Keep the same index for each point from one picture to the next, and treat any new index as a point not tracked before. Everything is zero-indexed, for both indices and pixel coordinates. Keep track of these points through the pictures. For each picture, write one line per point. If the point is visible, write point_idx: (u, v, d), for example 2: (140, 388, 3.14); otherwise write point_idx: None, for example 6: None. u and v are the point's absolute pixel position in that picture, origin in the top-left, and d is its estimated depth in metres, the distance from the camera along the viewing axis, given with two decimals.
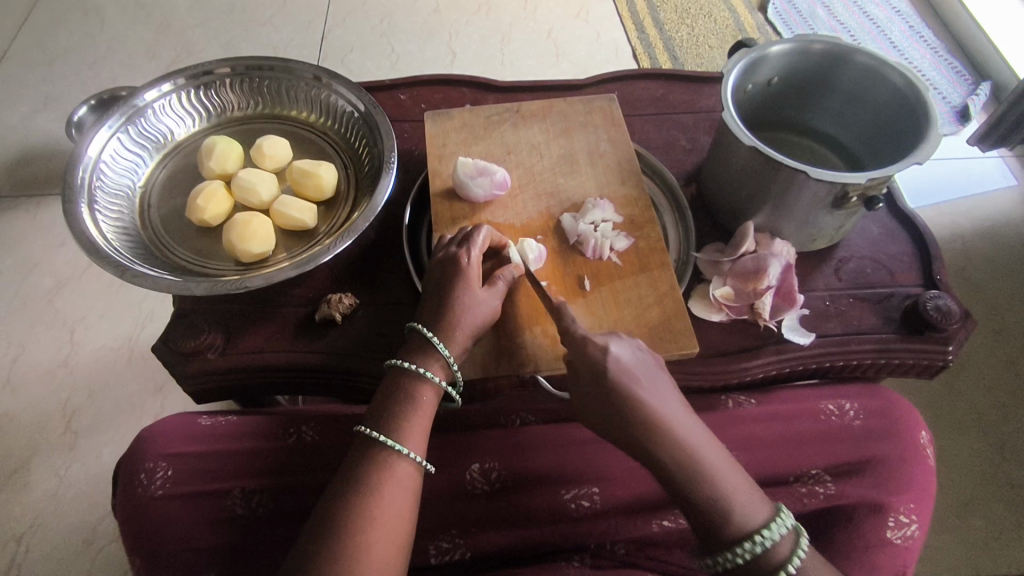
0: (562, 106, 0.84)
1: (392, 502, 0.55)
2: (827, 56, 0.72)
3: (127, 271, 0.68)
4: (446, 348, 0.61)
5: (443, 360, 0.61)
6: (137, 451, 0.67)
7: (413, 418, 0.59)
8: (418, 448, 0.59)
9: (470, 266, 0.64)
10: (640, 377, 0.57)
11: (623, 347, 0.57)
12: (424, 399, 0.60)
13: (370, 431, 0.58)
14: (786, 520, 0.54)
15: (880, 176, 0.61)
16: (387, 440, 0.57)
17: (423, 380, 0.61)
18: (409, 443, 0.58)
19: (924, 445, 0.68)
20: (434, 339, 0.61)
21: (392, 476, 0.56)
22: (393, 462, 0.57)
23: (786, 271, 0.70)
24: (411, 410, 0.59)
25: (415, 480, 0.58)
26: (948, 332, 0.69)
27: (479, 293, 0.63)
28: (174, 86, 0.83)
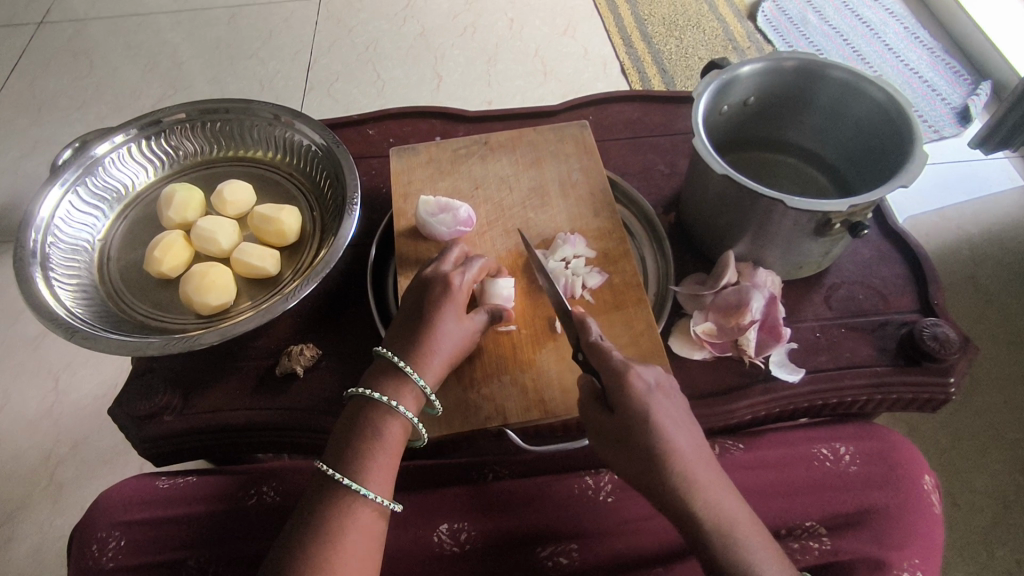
0: (532, 135, 0.80)
1: (354, 554, 0.51)
2: (801, 74, 0.68)
3: (78, 332, 0.65)
4: (421, 378, 0.57)
5: (419, 389, 0.57)
6: (91, 518, 0.65)
7: (377, 457, 0.54)
8: (382, 489, 0.54)
9: (461, 288, 0.61)
10: (679, 422, 0.53)
11: (662, 396, 0.54)
12: (390, 434, 0.55)
13: (330, 470, 0.54)
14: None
15: (861, 203, 0.57)
16: (347, 481, 0.53)
17: (393, 413, 0.56)
18: (371, 484, 0.53)
19: (926, 491, 0.64)
20: (408, 369, 0.57)
21: (354, 524, 0.52)
22: (354, 506, 0.52)
23: (769, 303, 0.66)
24: (374, 447, 0.55)
25: (379, 523, 0.54)
26: (948, 362, 0.65)
27: (462, 320, 0.60)
28: (128, 137, 0.81)
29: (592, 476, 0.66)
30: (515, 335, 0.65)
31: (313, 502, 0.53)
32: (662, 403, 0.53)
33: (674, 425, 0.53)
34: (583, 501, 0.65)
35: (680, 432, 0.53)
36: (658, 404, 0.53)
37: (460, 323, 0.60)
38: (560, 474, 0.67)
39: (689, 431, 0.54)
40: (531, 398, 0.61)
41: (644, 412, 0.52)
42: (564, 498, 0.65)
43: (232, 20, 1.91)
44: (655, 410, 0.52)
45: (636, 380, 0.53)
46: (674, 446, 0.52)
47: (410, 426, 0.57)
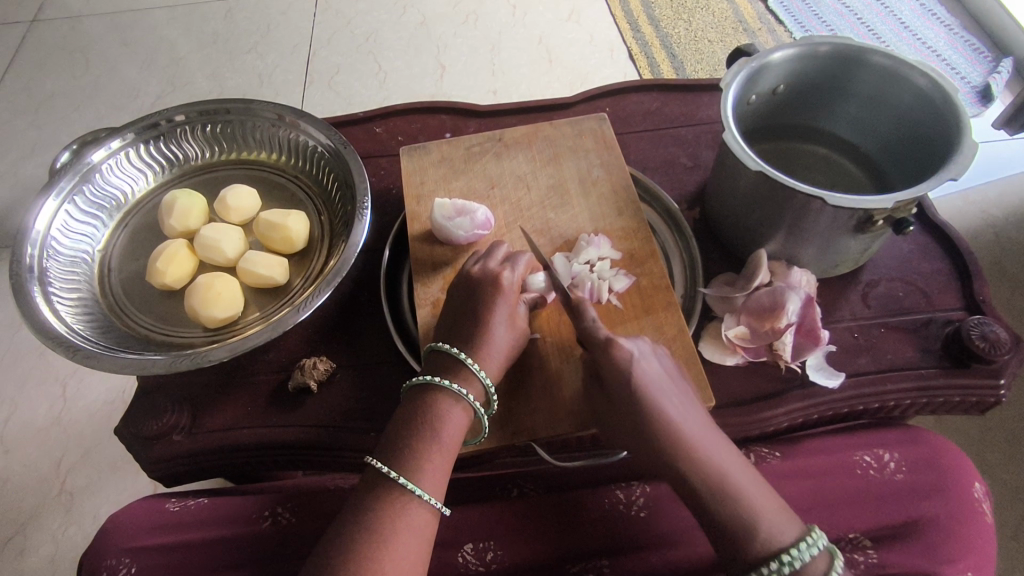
0: (548, 130, 0.76)
1: (404, 557, 0.47)
2: (837, 59, 0.64)
3: (80, 350, 0.63)
4: (487, 377, 0.55)
5: (482, 385, 0.55)
6: (100, 546, 0.63)
7: (433, 456, 0.51)
8: (436, 491, 0.51)
9: (511, 286, 0.58)
10: (665, 387, 0.52)
11: (645, 359, 0.52)
12: (447, 434, 0.52)
13: (384, 468, 0.51)
14: (817, 541, 0.47)
15: (908, 198, 0.53)
16: (402, 480, 0.50)
17: (452, 408, 0.53)
18: (426, 483, 0.50)
19: (977, 500, 0.61)
20: (473, 365, 0.54)
21: (406, 526, 0.49)
22: (408, 507, 0.49)
23: (806, 305, 0.62)
24: (432, 443, 0.52)
25: (430, 527, 0.50)
26: (998, 364, 0.61)
27: (514, 321, 0.57)
28: (124, 142, 0.77)
29: (623, 490, 0.63)
30: (540, 344, 0.62)
31: (362, 500, 0.50)
32: (647, 369, 0.52)
33: (660, 390, 0.52)
34: (614, 517, 0.62)
35: (667, 394, 0.52)
36: (641, 370, 0.52)
37: (511, 324, 0.57)
38: (589, 488, 0.64)
39: (680, 396, 0.52)
40: (560, 412, 0.58)
41: (626, 379, 0.51)
42: (593, 514, 0.62)
43: (229, 14, 1.86)
44: (638, 377, 0.51)
45: (618, 349, 0.52)
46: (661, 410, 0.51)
47: (469, 423, 0.55)
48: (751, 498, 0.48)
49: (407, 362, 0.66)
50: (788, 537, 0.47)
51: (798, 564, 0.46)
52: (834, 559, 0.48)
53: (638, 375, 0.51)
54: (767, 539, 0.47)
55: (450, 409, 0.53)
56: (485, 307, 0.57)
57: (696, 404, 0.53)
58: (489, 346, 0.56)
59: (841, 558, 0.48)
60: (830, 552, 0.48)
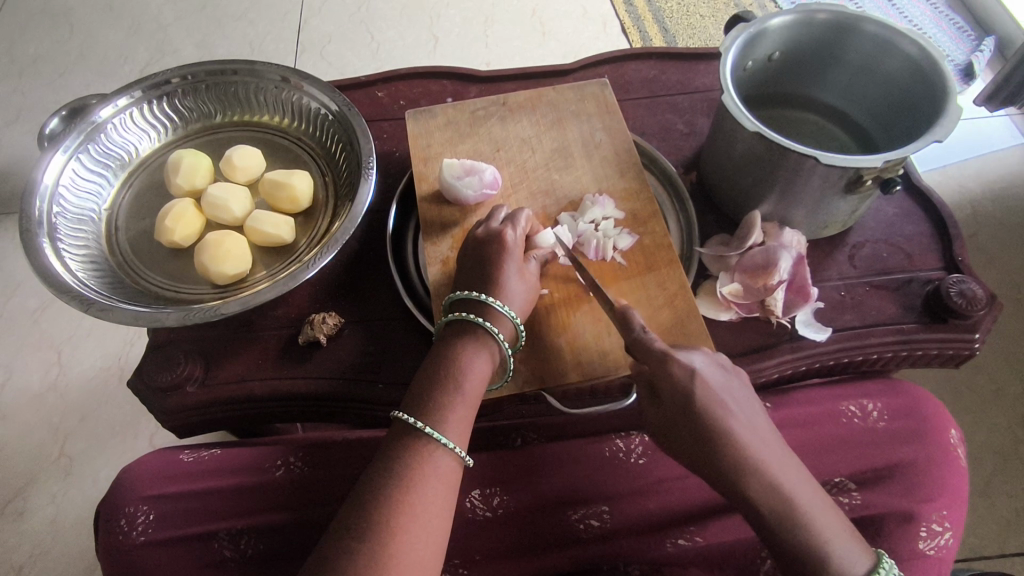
0: (551, 94, 0.78)
1: (433, 500, 0.50)
2: (832, 27, 0.66)
3: (94, 304, 0.64)
4: (512, 311, 0.58)
5: (511, 323, 0.58)
6: (117, 495, 0.65)
7: (455, 408, 0.54)
8: (460, 440, 0.53)
9: (515, 243, 0.61)
10: (732, 404, 0.53)
11: (708, 369, 0.54)
12: (469, 386, 0.55)
13: (411, 420, 0.53)
14: (889, 571, 0.50)
15: (897, 158, 0.56)
16: (428, 430, 0.52)
17: (471, 361, 0.56)
18: (450, 433, 0.53)
19: (952, 445, 0.65)
20: (492, 300, 0.58)
21: (433, 473, 0.51)
22: (433, 454, 0.52)
23: (796, 263, 0.66)
24: (456, 394, 0.54)
25: (455, 474, 0.53)
26: (974, 318, 0.65)
27: (522, 274, 0.60)
28: (129, 101, 0.77)
29: (622, 439, 0.67)
30: (546, 300, 0.64)
31: (390, 448, 0.53)
32: (711, 383, 0.53)
33: (726, 405, 0.53)
34: (614, 465, 0.65)
35: (735, 410, 0.53)
36: (705, 388, 0.53)
37: (521, 277, 0.60)
38: (590, 437, 0.67)
39: (745, 411, 0.53)
40: (566, 361, 0.61)
41: (692, 396, 0.52)
42: (595, 462, 0.65)
43: None
44: (703, 392, 0.52)
45: (680, 365, 0.53)
46: (730, 430, 0.52)
47: (489, 375, 0.57)
48: (821, 521, 0.50)
49: (414, 318, 0.68)
50: (859, 567, 0.49)
51: None
52: None
53: (702, 391, 0.52)
54: (839, 567, 0.49)
55: (473, 361, 0.56)
56: (496, 265, 0.59)
57: (761, 421, 0.54)
58: (504, 294, 0.59)
59: None
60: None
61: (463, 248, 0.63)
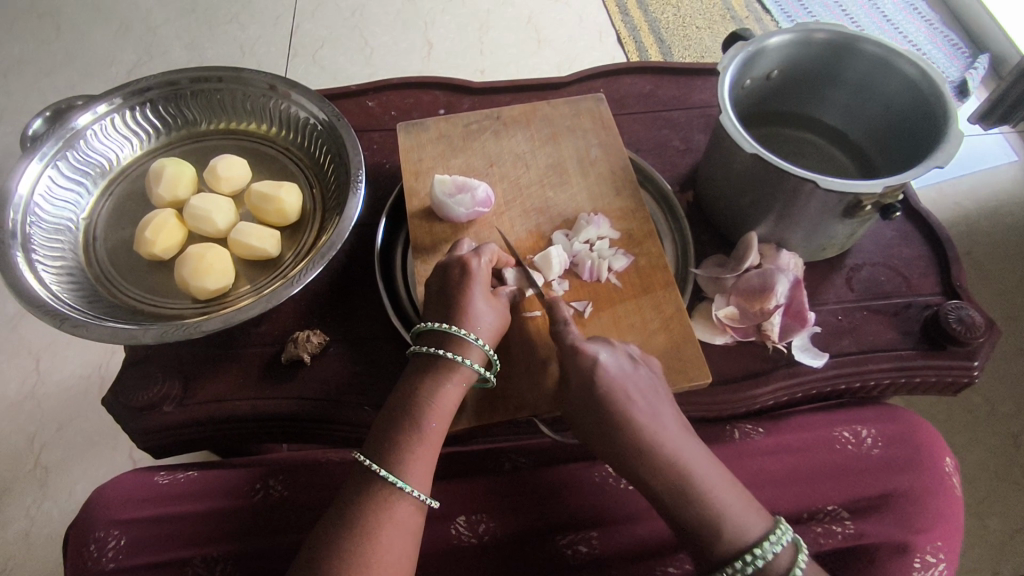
0: (546, 109, 0.76)
1: (390, 548, 0.49)
2: (832, 47, 0.65)
3: (67, 319, 0.61)
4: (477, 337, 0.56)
5: (480, 350, 0.56)
6: (88, 518, 0.62)
7: (417, 450, 0.52)
8: (422, 484, 0.52)
9: (480, 272, 0.59)
10: (631, 390, 0.54)
11: (611, 355, 0.55)
12: (432, 425, 0.54)
13: (371, 465, 0.52)
14: (782, 536, 0.50)
15: (897, 183, 0.55)
16: (390, 477, 0.51)
17: (439, 398, 0.54)
18: (410, 477, 0.52)
19: (947, 475, 0.64)
20: (457, 331, 0.56)
21: (392, 521, 0.50)
22: (392, 501, 0.51)
23: (794, 287, 0.64)
24: (417, 436, 0.53)
25: (417, 519, 0.52)
26: (972, 345, 0.64)
27: (492, 303, 0.58)
28: (111, 107, 0.75)
29: None
30: (538, 322, 0.63)
31: (348, 495, 0.51)
32: (614, 373, 0.54)
33: (626, 392, 0.54)
34: (602, 491, 0.63)
35: (629, 394, 0.53)
36: (608, 374, 0.54)
37: (489, 303, 0.58)
38: (578, 462, 0.65)
39: (646, 395, 0.54)
40: (558, 387, 0.60)
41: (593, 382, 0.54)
42: (582, 486, 0.64)
43: None
44: (602, 378, 0.54)
45: (584, 354, 0.54)
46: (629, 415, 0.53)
47: (453, 410, 0.55)
48: (719, 495, 0.51)
49: (401, 336, 0.66)
50: (753, 535, 0.50)
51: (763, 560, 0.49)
52: (800, 551, 0.50)
53: (606, 378, 0.54)
54: (735, 538, 0.49)
55: (439, 396, 0.54)
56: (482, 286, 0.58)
57: (670, 409, 0.54)
58: (471, 321, 0.57)
59: (807, 553, 0.50)
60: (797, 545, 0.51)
61: (435, 272, 0.61)
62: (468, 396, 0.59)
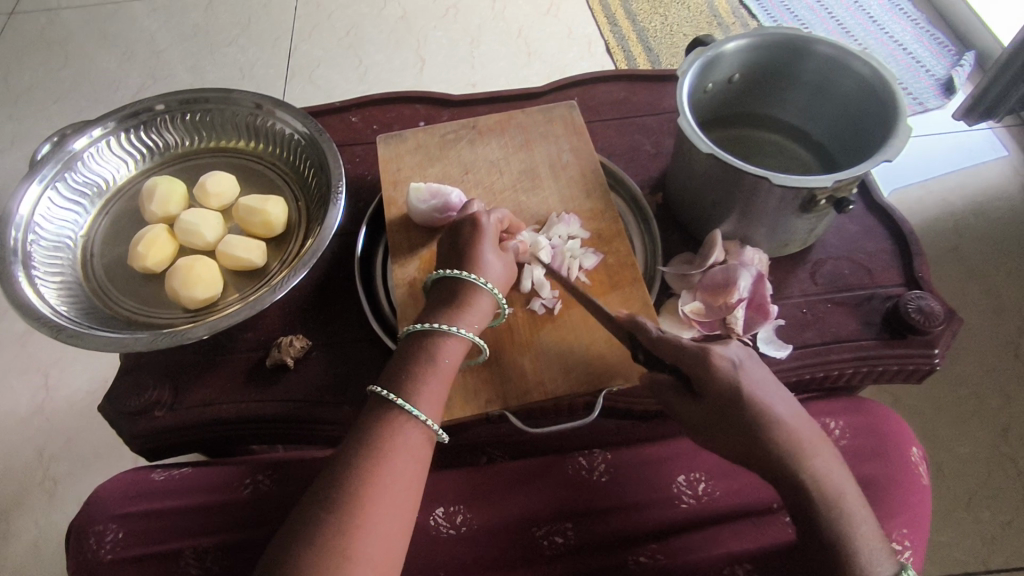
0: (520, 118, 0.79)
1: (399, 476, 0.50)
2: (787, 49, 0.68)
3: (64, 330, 0.65)
4: (489, 282, 0.60)
5: (490, 295, 0.60)
6: (88, 512, 0.66)
7: (429, 380, 0.55)
8: (434, 414, 0.54)
9: (490, 226, 0.63)
10: (769, 394, 0.53)
11: (743, 359, 0.55)
12: (444, 360, 0.56)
13: (387, 394, 0.54)
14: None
15: (847, 178, 0.57)
16: (404, 404, 0.53)
17: (453, 336, 0.57)
18: (423, 406, 0.54)
19: (914, 463, 0.65)
20: (472, 277, 0.59)
21: (404, 445, 0.52)
22: (405, 427, 0.52)
23: (756, 281, 0.66)
24: (429, 368, 0.55)
25: (427, 449, 0.53)
26: (931, 334, 0.66)
27: (497, 254, 0.62)
28: (104, 131, 0.79)
29: (585, 456, 0.68)
30: (510, 318, 0.65)
31: (365, 423, 0.53)
32: (750, 374, 0.54)
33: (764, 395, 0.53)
34: (577, 482, 0.66)
35: (775, 400, 0.53)
36: (744, 375, 0.53)
37: (498, 255, 0.62)
38: (554, 457, 0.68)
39: (782, 397, 0.54)
40: (527, 382, 0.62)
41: (735, 387, 0.53)
42: (557, 479, 0.66)
43: (210, 6, 1.87)
44: (744, 386, 0.53)
45: (720, 357, 0.53)
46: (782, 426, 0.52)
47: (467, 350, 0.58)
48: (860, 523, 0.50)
49: (381, 340, 0.69)
50: (886, 566, 0.48)
51: None
52: None
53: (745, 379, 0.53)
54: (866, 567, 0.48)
55: (452, 335, 0.57)
56: (473, 246, 0.61)
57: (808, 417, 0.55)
58: (482, 267, 0.60)
59: None
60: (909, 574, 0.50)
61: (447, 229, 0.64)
62: None
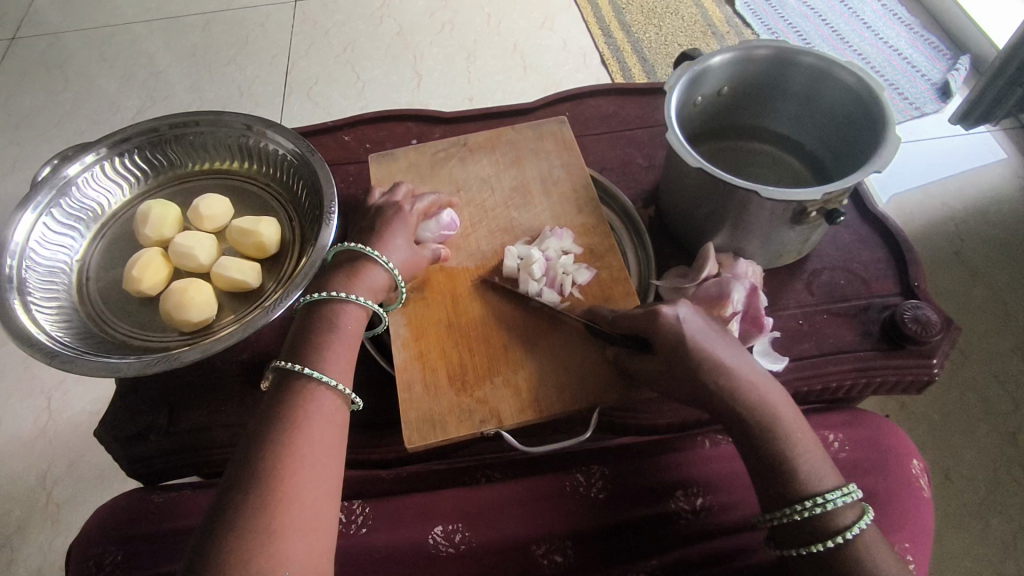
0: (510, 134, 0.80)
1: (319, 439, 0.52)
2: (773, 61, 0.68)
3: (59, 355, 0.65)
4: (390, 261, 0.64)
5: (388, 273, 0.64)
6: (87, 535, 0.65)
7: (334, 348, 0.58)
8: (341, 377, 0.57)
9: (409, 211, 0.68)
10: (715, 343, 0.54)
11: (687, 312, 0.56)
12: (346, 326, 0.60)
13: (296, 365, 0.56)
14: (852, 492, 0.51)
15: (837, 189, 0.57)
16: (311, 370, 0.55)
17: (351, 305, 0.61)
18: (330, 372, 0.56)
19: (915, 476, 0.65)
20: (374, 253, 0.64)
21: (318, 409, 0.54)
22: (318, 392, 0.55)
23: (750, 294, 0.65)
24: (334, 338, 0.58)
25: (340, 411, 0.56)
26: (929, 344, 0.65)
27: (408, 235, 0.67)
28: (97, 157, 0.79)
29: (584, 473, 0.67)
30: (504, 337, 0.65)
31: (280, 396, 0.54)
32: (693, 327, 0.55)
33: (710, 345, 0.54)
34: (575, 499, 0.65)
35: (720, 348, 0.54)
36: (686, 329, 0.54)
37: (410, 239, 0.67)
38: (552, 473, 0.67)
39: (727, 344, 0.55)
40: (523, 400, 0.62)
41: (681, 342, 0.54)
42: (554, 496, 0.65)
43: (207, 26, 1.89)
44: (689, 336, 0.54)
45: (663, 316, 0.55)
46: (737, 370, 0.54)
47: (363, 322, 0.62)
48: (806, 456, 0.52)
49: (378, 362, 0.70)
50: (828, 482, 0.51)
51: (830, 505, 0.50)
52: (865, 513, 0.51)
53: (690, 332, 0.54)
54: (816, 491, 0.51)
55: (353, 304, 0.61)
56: (387, 227, 0.66)
57: (757, 362, 0.56)
58: (387, 249, 0.65)
59: (871, 518, 0.50)
60: (862, 506, 0.51)
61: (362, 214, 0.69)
62: (437, 407, 0.62)
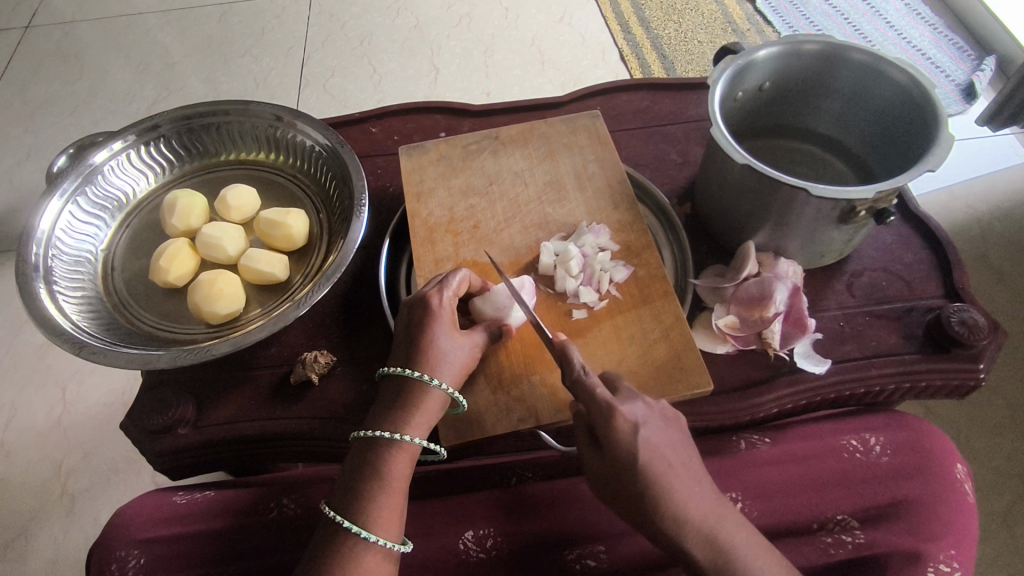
0: (543, 128, 0.78)
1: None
2: (820, 56, 0.66)
3: (86, 346, 0.64)
4: (437, 379, 0.56)
5: (441, 391, 0.57)
6: (109, 539, 0.64)
7: (380, 497, 0.53)
8: (391, 533, 0.53)
9: (443, 308, 0.59)
10: (673, 460, 0.51)
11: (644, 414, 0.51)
12: (396, 469, 0.54)
13: (338, 518, 0.52)
14: None
15: (889, 188, 0.55)
16: (356, 528, 0.51)
17: (396, 446, 0.55)
18: (379, 529, 0.52)
19: (959, 481, 0.63)
20: (419, 374, 0.56)
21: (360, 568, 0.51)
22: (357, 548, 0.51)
23: (793, 294, 0.64)
24: (382, 487, 0.53)
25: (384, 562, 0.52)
26: (976, 347, 0.64)
27: (454, 340, 0.58)
28: (124, 144, 0.78)
29: None
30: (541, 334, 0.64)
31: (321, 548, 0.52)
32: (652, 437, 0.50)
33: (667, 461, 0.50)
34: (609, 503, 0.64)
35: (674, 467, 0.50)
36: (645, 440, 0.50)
37: (456, 340, 0.58)
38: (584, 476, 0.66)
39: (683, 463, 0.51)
40: (559, 398, 0.60)
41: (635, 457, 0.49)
42: (587, 499, 0.64)
43: (222, 17, 1.87)
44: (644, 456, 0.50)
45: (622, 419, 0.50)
46: (663, 471, 0.50)
47: (416, 457, 0.56)
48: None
49: None
50: None
51: None
52: None
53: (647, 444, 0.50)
54: None
55: (399, 445, 0.55)
56: (425, 332, 0.57)
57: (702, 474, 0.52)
58: (435, 363, 0.57)
59: None
60: None
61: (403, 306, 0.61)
62: (472, 407, 0.60)
